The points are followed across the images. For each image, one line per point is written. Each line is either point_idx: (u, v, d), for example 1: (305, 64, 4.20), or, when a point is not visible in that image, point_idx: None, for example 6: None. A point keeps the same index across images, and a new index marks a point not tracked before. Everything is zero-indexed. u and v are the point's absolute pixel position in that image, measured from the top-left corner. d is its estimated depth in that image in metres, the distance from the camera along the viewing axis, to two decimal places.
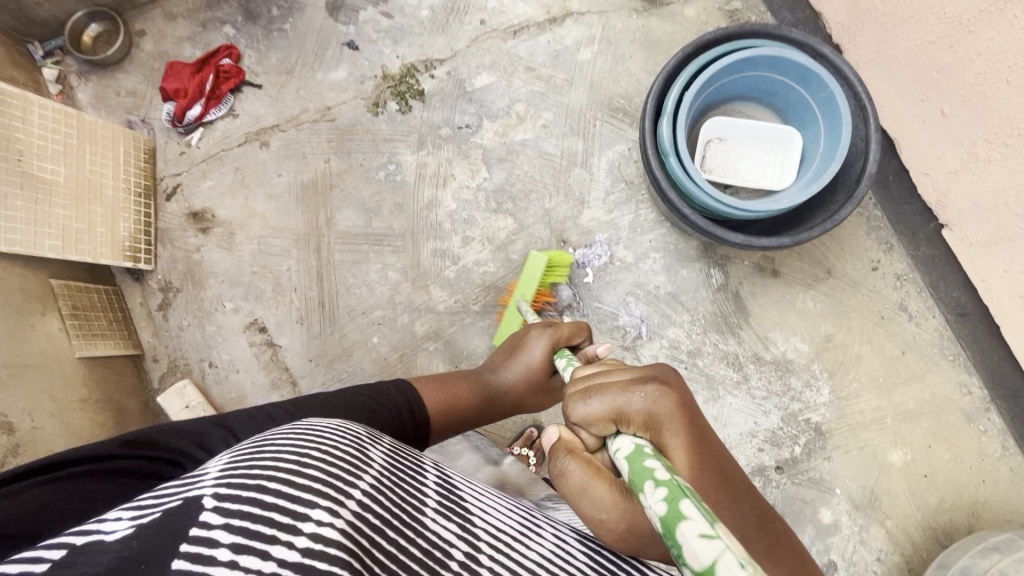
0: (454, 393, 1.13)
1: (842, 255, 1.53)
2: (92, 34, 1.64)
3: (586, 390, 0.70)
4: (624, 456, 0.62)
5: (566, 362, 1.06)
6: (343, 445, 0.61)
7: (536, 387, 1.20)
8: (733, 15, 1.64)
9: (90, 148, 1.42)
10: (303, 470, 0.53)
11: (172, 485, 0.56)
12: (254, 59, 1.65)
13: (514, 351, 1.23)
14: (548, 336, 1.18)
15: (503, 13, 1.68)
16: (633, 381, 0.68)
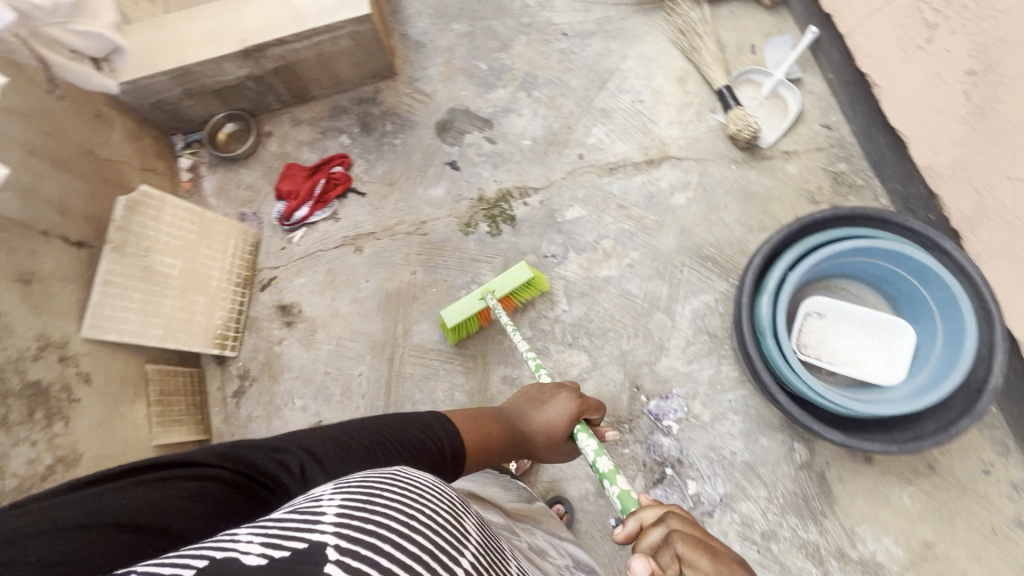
0: (480, 431, 0.93)
1: (947, 451, 1.39)
2: (228, 131, 1.82)
3: (699, 539, 0.61)
4: None
5: (596, 448, 0.99)
6: (441, 512, 0.54)
7: (554, 444, 1.07)
8: (838, 177, 1.62)
9: (205, 242, 1.53)
10: (410, 537, 0.47)
11: (292, 510, 0.50)
12: (363, 169, 1.77)
13: (533, 400, 1.10)
14: (575, 402, 1.08)
15: (602, 150, 1.73)
16: (737, 559, 0.59)
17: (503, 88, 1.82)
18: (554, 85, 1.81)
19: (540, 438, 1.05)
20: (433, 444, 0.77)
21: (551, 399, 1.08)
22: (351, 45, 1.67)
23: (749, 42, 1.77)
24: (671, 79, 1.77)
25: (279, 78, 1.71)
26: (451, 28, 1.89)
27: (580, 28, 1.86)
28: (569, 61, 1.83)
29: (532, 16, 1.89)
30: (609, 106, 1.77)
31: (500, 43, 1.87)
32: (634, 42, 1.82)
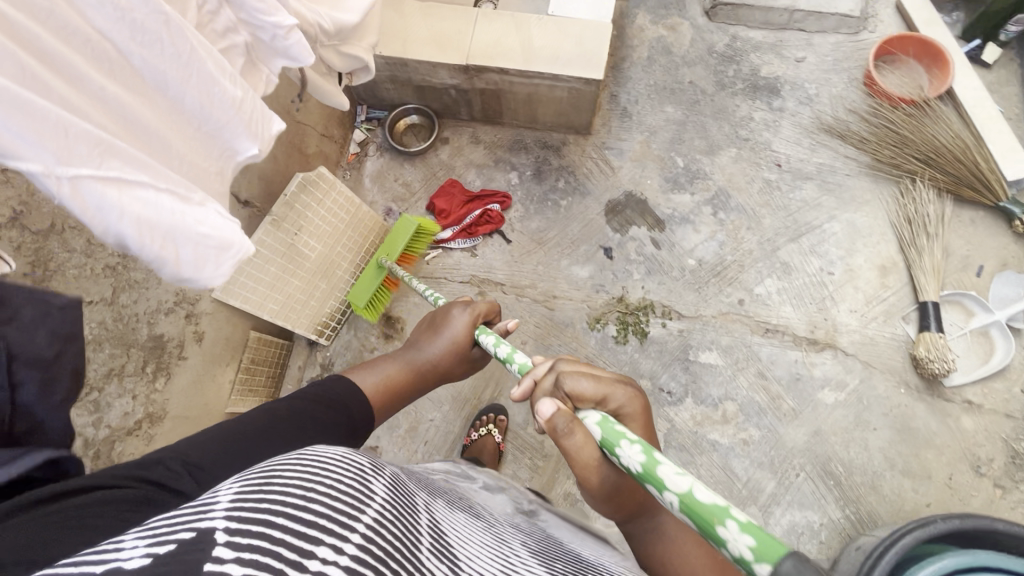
0: (383, 386, 0.95)
1: None
2: (409, 121, 1.77)
3: (582, 371, 0.69)
4: (596, 422, 0.64)
5: (496, 341, 1.02)
6: (349, 475, 0.45)
7: (463, 359, 1.10)
8: (1016, 457, 1.40)
9: (349, 233, 1.50)
10: (307, 504, 0.38)
11: (182, 511, 0.39)
12: (518, 215, 1.70)
13: (434, 326, 1.12)
14: (466, 314, 1.09)
15: (766, 305, 1.57)
16: (616, 376, 0.71)
17: (690, 194, 1.69)
18: (744, 214, 1.66)
19: (448, 362, 1.07)
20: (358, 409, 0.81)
21: (446, 321, 1.09)
22: (564, 97, 1.59)
23: (978, 261, 1.55)
24: (871, 263, 1.59)
25: (480, 98, 1.66)
26: (663, 110, 1.78)
27: (797, 166, 1.69)
28: (770, 195, 1.67)
29: (752, 132, 1.74)
30: (793, 263, 1.60)
31: (707, 147, 1.73)
32: (848, 206, 1.64)
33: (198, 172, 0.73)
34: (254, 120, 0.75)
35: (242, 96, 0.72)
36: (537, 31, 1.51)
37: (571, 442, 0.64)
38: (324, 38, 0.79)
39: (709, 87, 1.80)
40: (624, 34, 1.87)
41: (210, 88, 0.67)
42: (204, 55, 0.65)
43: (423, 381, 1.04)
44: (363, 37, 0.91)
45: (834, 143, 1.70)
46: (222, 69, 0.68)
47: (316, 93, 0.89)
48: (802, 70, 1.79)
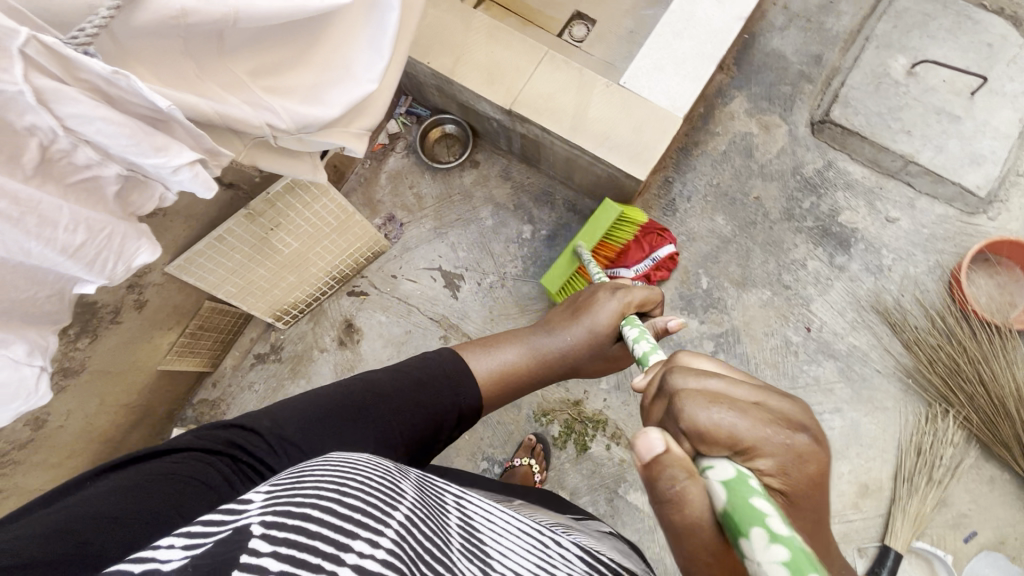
0: (503, 370, 0.85)
1: None
2: (444, 131, 1.66)
3: (713, 398, 0.47)
4: (724, 479, 0.45)
5: (636, 333, 0.81)
6: (377, 479, 0.47)
7: (607, 353, 0.90)
8: None
9: (334, 236, 1.44)
10: (344, 498, 0.41)
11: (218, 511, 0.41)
12: (514, 273, 1.59)
13: (575, 309, 0.92)
14: (614, 304, 0.88)
15: None
16: (782, 419, 0.46)
17: (698, 321, 1.53)
18: (744, 366, 1.49)
19: (582, 359, 0.91)
20: (445, 406, 0.75)
21: (590, 308, 0.89)
22: (603, 177, 1.43)
23: (972, 526, 1.36)
24: (854, 476, 1.41)
25: (521, 140, 1.51)
26: (712, 219, 1.58)
27: (827, 338, 1.49)
28: (783, 357, 1.49)
29: (797, 280, 1.53)
30: None
31: (741, 277, 1.54)
32: (860, 405, 1.45)
33: (15, 307, 0.57)
34: (109, 255, 0.58)
35: (84, 241, 0.55)
36: (599, 99, 1.34)
37: (688, 506, 0.45)
38: (276, 134, 0.72)
39: (775, 211, 1.58)
40: (710, 116, 1.64)
41: (19, 249, 0.50)
42: (9, 216, 0.48)
43: (547, 369, 0.90)
44: (351, 120, 0.82)
45: (880, 328, 1.49)
46: (46, 222, 0.51)
47: (274, 169, 0.81)
48: (888, 232, 1.54)
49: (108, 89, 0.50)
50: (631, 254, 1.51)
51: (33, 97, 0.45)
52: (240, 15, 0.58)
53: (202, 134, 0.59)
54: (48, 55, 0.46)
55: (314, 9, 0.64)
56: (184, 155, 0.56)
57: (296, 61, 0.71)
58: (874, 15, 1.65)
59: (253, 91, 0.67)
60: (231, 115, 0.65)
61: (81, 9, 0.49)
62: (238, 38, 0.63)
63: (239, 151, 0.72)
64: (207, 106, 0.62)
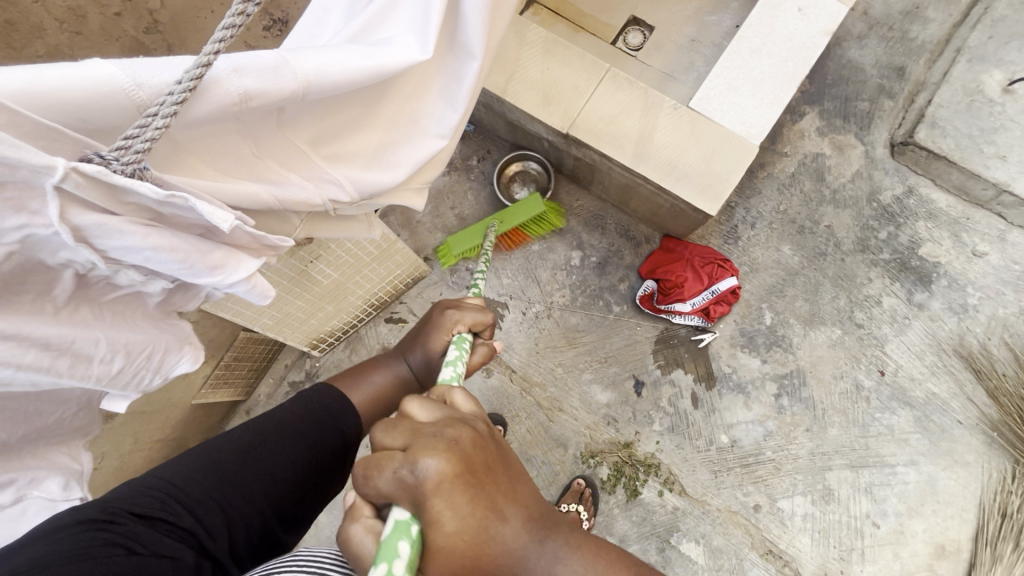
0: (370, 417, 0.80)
1: None
2: (523, 167, 1.52)
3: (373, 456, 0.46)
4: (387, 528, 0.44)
5: (451, 355, 0.70)
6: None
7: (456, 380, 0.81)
8: None
9: (373, 265, 1.36)
10: None
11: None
12: (561, 303, 1.49)
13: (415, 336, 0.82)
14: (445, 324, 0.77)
15: (782, 526, 1.34)
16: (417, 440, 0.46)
17: (760, 361, 1.42)
18: (810, 411, 1.39)
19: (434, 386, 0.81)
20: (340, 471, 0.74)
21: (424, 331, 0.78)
22: (663, 206, 1.32)
23: None
24: (929, 536, 1.31)
25: (573, 162, 1.40)
26: (778, 249, 1.46)
27: (902, 383, 1.38)
28: (852, 403, 1.38)
29: (870, 318, 1.41)
30: (837, 492, 1.34)
31: (808, 314, 1.43)
32: (938, 458, 1.34)
33: (41, 428, 0.57)
34: (146, 372, 0.56)
35: (121, 367, 0.53)
36: (665, 125, 1.22)
37: (364, 553, 0.47)
38: (337, 206, 0.62)
39: (848, 241, 1.45)
40: (778, 134, 1.51)
41: (49, 387, 0.48)
42: (44, 364, 0.46)
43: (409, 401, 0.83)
44: (416, 177, 0.70)
45: (961, 374, 1.36)
46: (80, 359, 0.49)
47: (329, 234, 0.72)
48: (973, 268, 1.40)
49: (159, 209, 0.45)
50: (689, 288, 1.41)
51: (71, 236, 0.42)
52: (308, 89, 0.49)
53: (261, 232, 0.53)
54: (92, 187, 0.41)
55: (391, 73, 0.53)
56: (244, 268, 0.51)
57: (363, 122, 0.59)
58: (966, 23, 1.49)
59: (313, 162, 0.57)
60: (288, 197, 0.57)
61: (130, 109, 0.43)
62: (299, 107, 0.52)
63: (296, 224, 0.64)
64: (263, 191, 0.55)
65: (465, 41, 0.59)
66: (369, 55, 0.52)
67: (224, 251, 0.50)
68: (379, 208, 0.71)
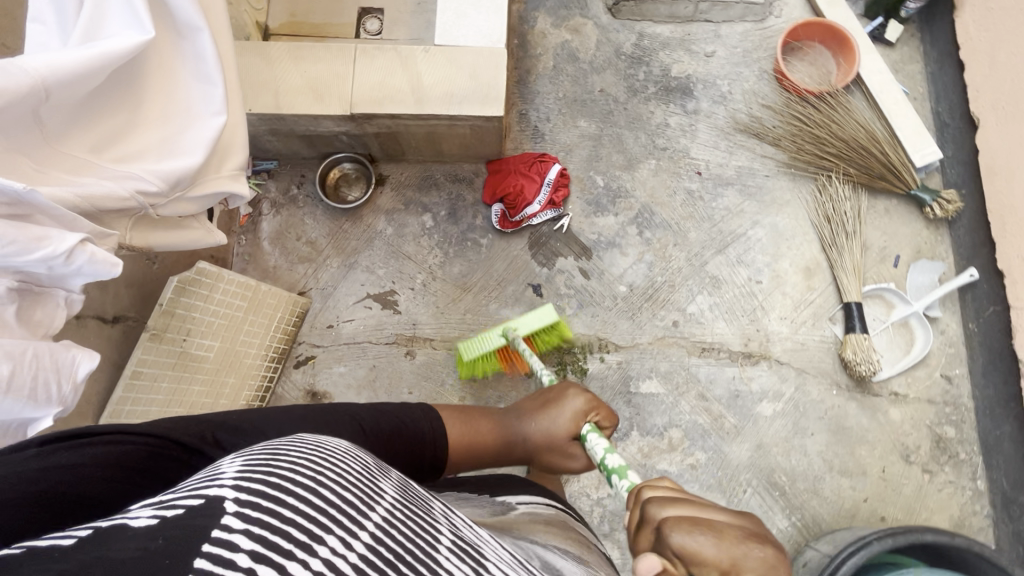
0: (467, 433, 0.89)
1: None
2: (343, 171, 1.62)
3: (687, 517, 0.53)
4: None
5: (604, 447, 0.88)
6: (354, 471, 0.46)
7: (565, 454, 0.94)
8: (940, 442, 1.46)
9: (250, 318, 1.36)
10: (320, 489, 0.41)
11: (190, 481, 0.41)
12: (439, 261, 1.59)
13: (547, 403, 0.96)
14: (583, 404, 0.93)
15: (699, 324, 1.55)
16: (739, 516, 0.53)
17: (613, 215, 1.62)
18: (669, 230, 1.61)
19: (545, 446, 0.94)
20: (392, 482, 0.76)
21: (561, 402, 0.94)
22: (466, 133, 1.46)
23: (894, 251, 1.56)
24: (796, 266, 1.58)
25: (376, 140, 1.50)
26: (577, 125, 1.68)
27: (717, 171, 1.65)
28: (693, 206, 1.63)
29: (668, 139, 1.67)
30: (721, 276, 1.58)
31: (625, 161, 1.66)
32: (769, 209, 1.62)
33: None
34: (48, 378, 0.66)
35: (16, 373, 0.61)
36: (426, 67, 1.36)
37: None
38: (152, 201, 0.70)
39: (621, 93, 1.70)
40: (525, 42, 1.73)
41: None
42: None
43: (513, 451, 0.94)
44: (223, 162, 0.79)
45: (749, 142, 1.66)
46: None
47: (168, 245, 0.80)
48: (712, 65, 1.71)
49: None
50: (529, 191, 1.56)
51: None
52: (51, 83, 0.55)
53: (63, 208, 0.60)
54: None
55: (127, 53, 0.62)
56: (68, 238, 0.59)
57: (133, 121, 0.68)
58: None
59: (101, 164, 0.65)
60: (91, 195, 0.63)
61: None
62: (55, 113, 0.59)
63: (121, 233, 0.71)
64: (62, 192, 0.60)
65: (186, 20, 0.70)
66: (97, 45, 0.60)
67: (39, 226, 0.58)
68: (205, 202, 0.79)
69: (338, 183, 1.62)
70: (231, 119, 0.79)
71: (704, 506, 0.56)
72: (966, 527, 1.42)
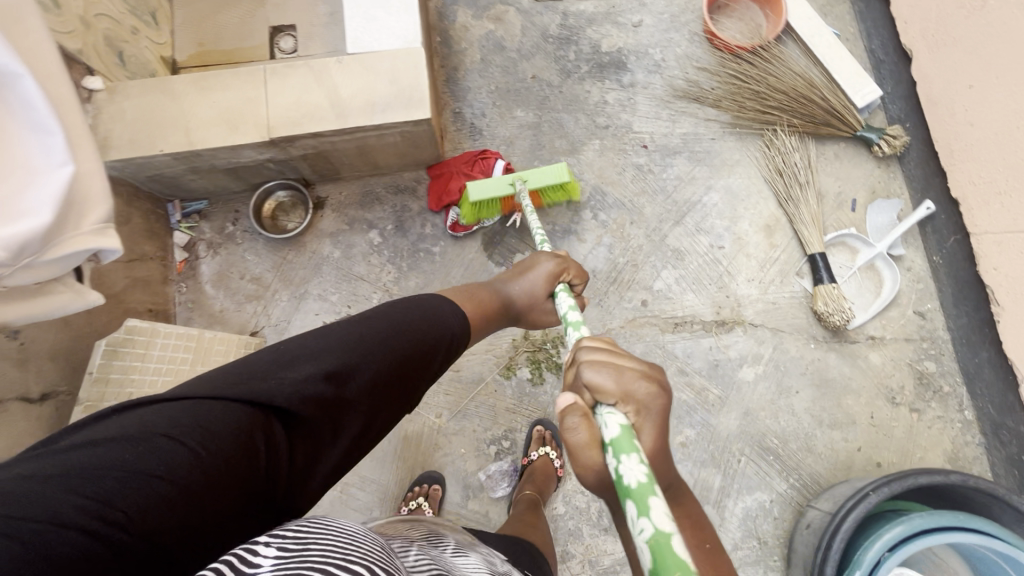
0: (469, 299, 0.89)
1: None
2: (277, 200, 1.54)
3: (608, 361, 0.62)
4: (619, 425, 0.57)
5: (567, 303, 0.91)
6: (370, 550, 0.45)
7: (541, 310, 1.01)
8: (923, 378, 1.45)
9: (199, 370, 1.27)
10: (352, 566, 0.39)
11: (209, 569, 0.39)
12: (393, 277, 1.52)
13: (524, 269, 1.00)
14: (556, 266, 0.98)
15: (669, 299, 1.52)
16: (647, 365, 0.62)
17: (565, 202, 1.57)
18: (624, 208, 1.57)
19: (528, 305, 0.99)
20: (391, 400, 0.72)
21: (534, 266, 0.98)
22: (398, 141, 1.40)
23: (850, 195, 1.54)
24: (756, 225, 1.55)
25: (305, 162, 1.42)
26: (514, 116, 1.62)
27: (663, 141, 1.61)
28: (644, 180, 1.59)
29: (609, 116, 1.63)
30: (683, 247, 1.55)
31: (568, 145, 1.61)
32: (721, 171, 1.59)
33: None
34: None
35: None
36: (341, 79, 1.28)
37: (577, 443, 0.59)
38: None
39: (554, 77, 1.65)
40: (448, 38, 1.67)
41: None
42: None
43: (502, 317, 0.97)
44: (78, 221, 0.79)
45: (691, 107, 1.62)
46: None
47: (30, 314, 0.79)
48: (642, 35, 1.67)
49: None
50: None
51: None
52: None
53: None
54: None
55: None
56: None
57: None
58: None
59: None
60: None
61: None
62: None
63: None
64: None
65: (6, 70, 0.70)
66: None
67: None
68: (64, 265, 0.79)
69: (275, 212, 1.54)
70: (83, 169, 0.81)
71: (625, 357, 0.63)
72: (961, 459, 1.40)
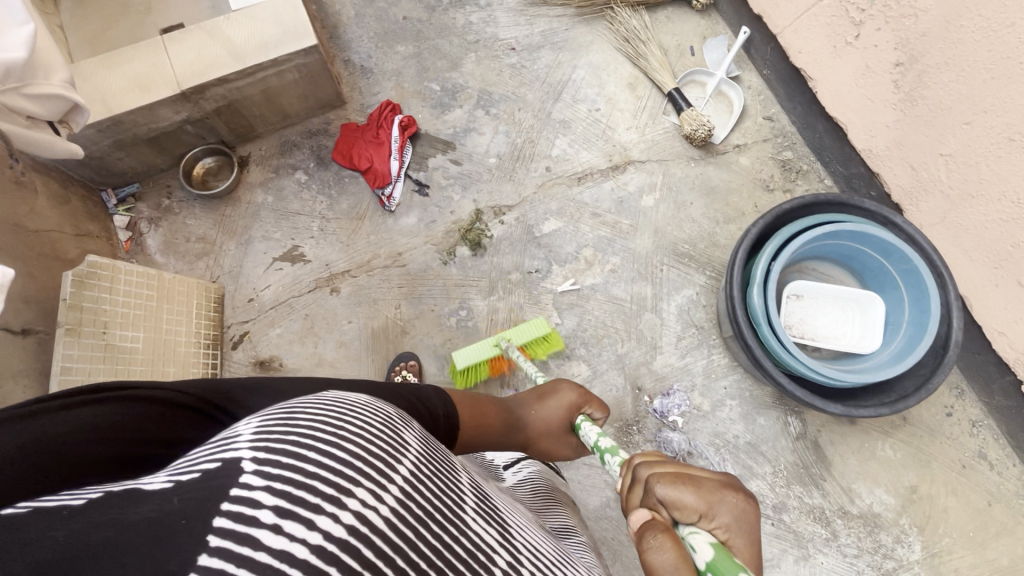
0: (477, 407, 0.87)
1: (934, 441, 1.53)
2: (205, 166, 1.70)
3: (676, 474, 0.63)
4: (708, 543, 0.57)
5: (597, 432, 0.96)
6: (378, 421, 0.45)
7: (557, 443, 1.03)
8: (786, 164, 1.73)
9: (167, 307, 1.40)
10: (343, 443, 0.40)
11: (203, 448, 0.40)
12: (326, 206, 1.69)
13: (544, 393, 1.06)
14: (579, 395, 1.06)
15: (567, 160, 1.76)
16: (722, 478, 0.63)
17: (459, 108, 1.80)
18: (510, 100, 1.82)
19: (541, 434, 1.02)
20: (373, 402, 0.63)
21: (556, 393, 1.05)
22: (297, 78, 1.59)
23: (687, 44, 1.85)
24: (621, 85, 1.83)
25: (221, 119, 1.59)
26: (396, 52, 1.85)
27: (527, 41, 1.88)
28: (520, 74, 1.84)
29: (477, 33, 1.88)
30: (567, 117, 1.80)
31: (449, 63, 1.85)
32: (581, 52, 1.86)
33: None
34: None
35: None
36: (232, 29, 1.47)
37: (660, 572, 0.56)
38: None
39: (422, 13, 1.90)
40: (323, 4, 1.89)
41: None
42: None
43: (512, 433, 0.95)
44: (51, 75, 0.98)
45: (541, 10, 1.90)
46: None
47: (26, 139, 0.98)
48: None
49: None
50: (384, 137, 1.71)
51: None
52: None
53: None
54: None
55: None
56: None
57: None
58: None
59: None
60: None
61: None
62: None
63: None
64: None
65: None
66: None
67: None
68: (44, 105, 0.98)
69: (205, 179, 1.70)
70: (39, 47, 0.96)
71: (693, 469, 0.65)
72: None
